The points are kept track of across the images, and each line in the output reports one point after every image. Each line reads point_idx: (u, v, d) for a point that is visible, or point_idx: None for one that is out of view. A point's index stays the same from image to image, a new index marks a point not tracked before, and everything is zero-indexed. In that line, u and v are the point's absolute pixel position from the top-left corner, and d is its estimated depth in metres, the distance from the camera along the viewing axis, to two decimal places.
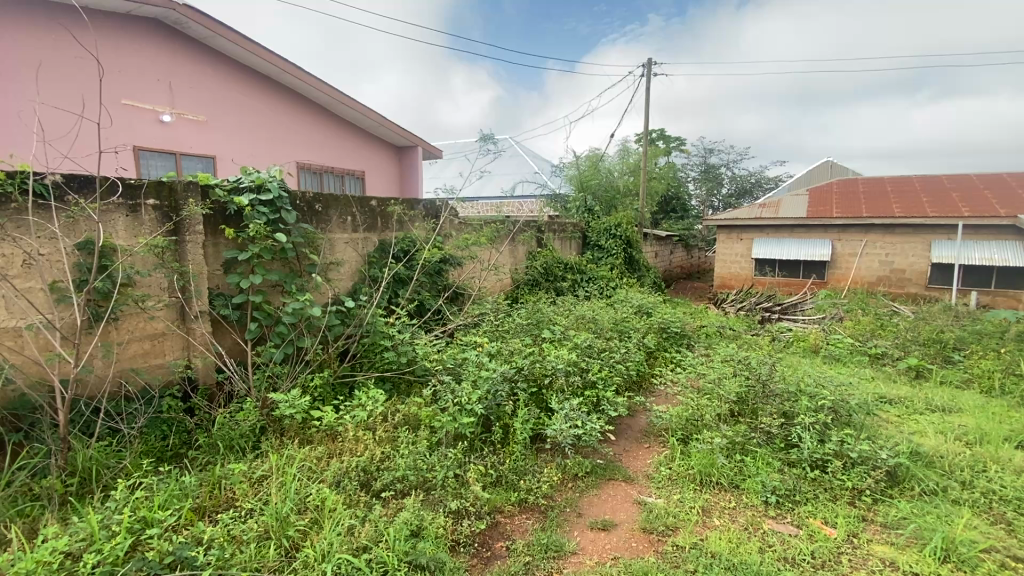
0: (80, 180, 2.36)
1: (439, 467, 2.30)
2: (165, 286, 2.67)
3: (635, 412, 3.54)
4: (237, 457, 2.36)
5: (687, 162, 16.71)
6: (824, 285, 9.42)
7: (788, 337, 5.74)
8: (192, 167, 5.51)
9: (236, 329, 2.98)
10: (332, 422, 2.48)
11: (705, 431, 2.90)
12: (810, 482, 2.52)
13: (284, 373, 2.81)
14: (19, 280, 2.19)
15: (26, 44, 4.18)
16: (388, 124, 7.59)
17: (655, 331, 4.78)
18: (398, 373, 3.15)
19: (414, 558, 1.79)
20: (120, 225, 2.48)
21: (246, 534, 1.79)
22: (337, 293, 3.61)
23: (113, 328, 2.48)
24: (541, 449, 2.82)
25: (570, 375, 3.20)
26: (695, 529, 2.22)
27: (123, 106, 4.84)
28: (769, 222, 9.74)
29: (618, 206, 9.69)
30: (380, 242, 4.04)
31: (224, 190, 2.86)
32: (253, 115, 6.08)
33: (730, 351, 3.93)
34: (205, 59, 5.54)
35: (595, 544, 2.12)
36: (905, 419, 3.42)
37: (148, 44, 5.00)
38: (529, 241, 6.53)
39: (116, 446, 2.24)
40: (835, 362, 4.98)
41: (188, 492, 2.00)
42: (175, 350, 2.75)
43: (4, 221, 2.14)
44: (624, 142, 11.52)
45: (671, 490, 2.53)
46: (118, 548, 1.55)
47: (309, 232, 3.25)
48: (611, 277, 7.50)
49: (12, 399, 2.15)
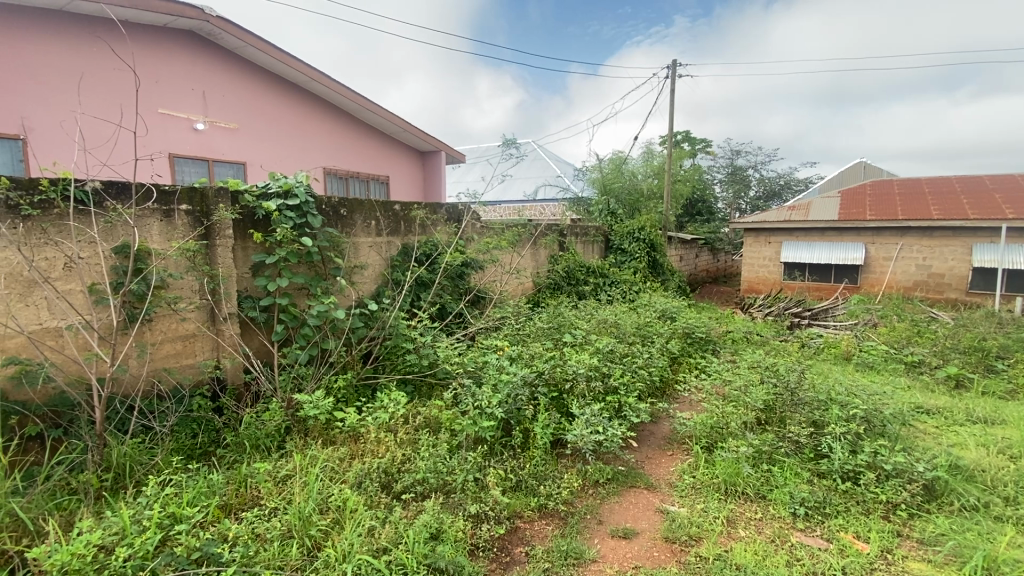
0: (118, 187, 2.45)
1: (459, 470, 2.31)
2: (195, 289, 2.76)
3: (658, 419, 3.49)
4: (263, 456, 2.41)
5: (712, 164, 16.46)
6: (857, 290, 9.13)
7: (817, 344, 5.58)
8: (223, 173, 5.70)
9: (263, 330, 3.06)
10: (355, 423, 2.52)
11: (730, 440, 2.83)
12: (841, 494, 2.43)
13: (309, 375, 2.88)
14: (61, 282, 2.30)
15: (67, 56, 4.38)
16: (413, 130, 7.69)
17: (678, 336, 4.68)
18: (419, 375, 3.19)
19: (433, 561, 1.79)
20: (154, 229, 2.57)
21: (269, 533, 1.82)
22: (360, 296, 3.66)
23: (148, 329, 2.58)
24: (561, 454, 2.79)
25: (592, 381, 3.16)
26: (719, 540, 2.16)
27: (159, 114, 5.02)
28: (798, 224, 9.50)
29: (641, 209, 9.61)
30: (403, 245, 4.09)
31: (252, 195, 2.95)
32: (281, 122, 6.24)
33: (757, 358, 3.82)
34: (236, 68, 5.70)
35: (615, 552, 2.08)
36: (943, 431, 3.27)
37: (183, 55, 5.18)
38: (551, 245, 6.52)
39: (148, 443, 2.31)
40: (867, 370, 4.79)
41: (216, 489, 2.05)
42: (205, 351, 2.83)
43: (47, 226, 2.24)
44: (649, 145, 11.39)
45: (694, 499, 2.48)
46: (149, 543, 1.60)
47: (334, 236, 3.32)
48: (634, 281, 7.43)
49: (53, 396, 2.25)
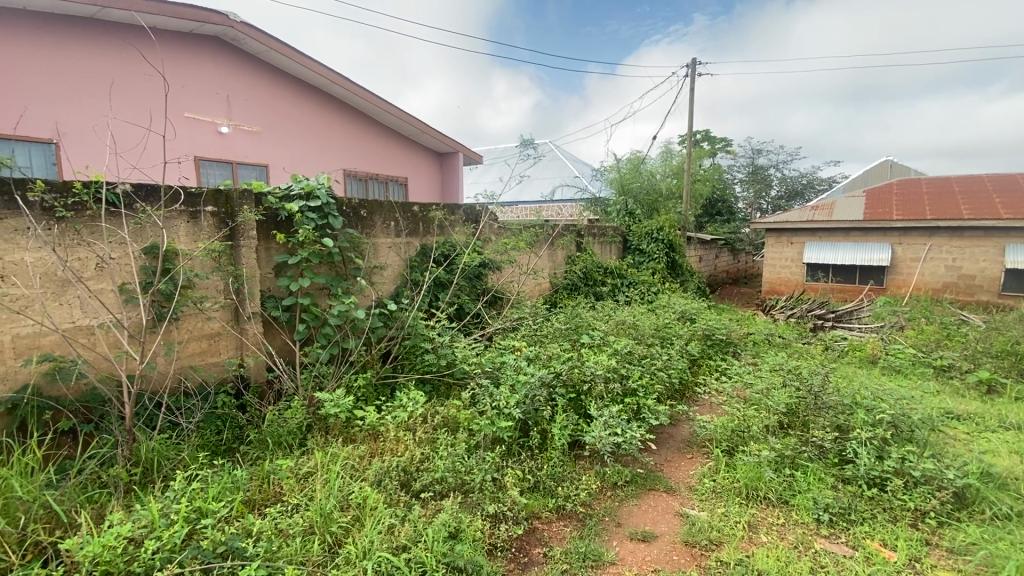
0: (147, 189, 2.52)
1: (477, 470, 2.33)
2: (221, 288, 2.82)
3: (677, 421, 3.45)
4: (285, 453, 2.45)
5: (733, 163, 16.23)
6: (883, 291, 8.91)
7: (842, 347, 5.46)
8: (247, 175, 5.82)
9: (286, 329, 3.12)
10: (374, 422, 2.55)
11: (751, 443, 2.79)
12: (867, 501, 2.37)
13: (330, 374, 2.92)
14: (93, 282, 2.38)
15: (99, 62, 4.52)
16: (431, 132, 7.75)
17: (698, 338, 4.62)
18: (437, 374, 3.21)
19: (452, 560, 1.80)
20: (181, 231, 2.64)
21: (292, 529, 1.85)
22: (380, 296, 3.70)
23: (175, 328, 2.64)
24: (579, 456, 2.78)
25: (610, 382, 3.14)
26: (740, 545, 2.13)
27: (186, 118, 5.15)
28: (821, 224, 9.30)
29: (659, 209, 9.53)
30: (422, 246, 4.12)
31: (275, 197, 3.00)
32: (302, 125, 6.35)
33: (779, 360, 3.76)
34: (259, 72, 5.82)
35: (634, 555, 2.07)
36: (975, 437, 3.17)
37: (208, 60, 5.30)
38: (569, 245, 6.50)
39: (175, 439, 2.37)
40: (894, 374, 4.67)
41: (240, 485, 2.09)
42: (229, 349, 2.90)
43: (80, 227, 2.32)
44: (668, 144, 11.28)
45: (714, 503, 2.44)
46: (177, 536, 1.65)
47: (355, 237, 3.36)
48: (653, 282, 7.37)
49: (85, 392, 2.32)
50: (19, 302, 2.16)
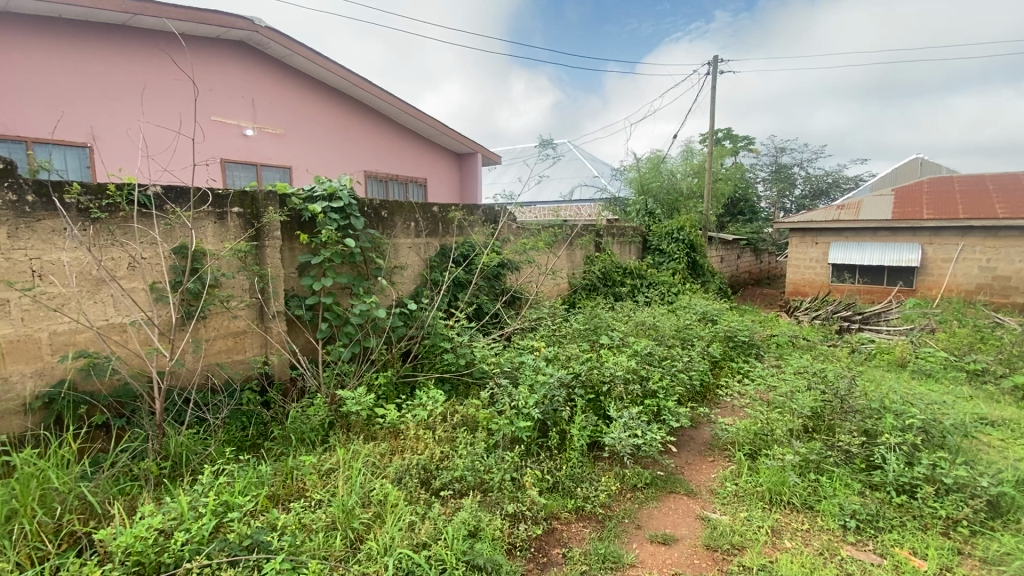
0: (177, 191, 2.59)
1: (497, 470, 2.34)
2: (246, 288, 2.89)
3: (698, 424, 3.41)
4: (308, 449, 2.49)
5: (755, 162, 15.97)
6: (912, 293, 8.65)
7: (869, 350, 5.32)
8: (271, 177, 5.93)
9: (309, 328, 3.17)
10: (395, 420, 2.58)
11: (775, 447, 2.74)
12: (895, 508, 2.31)
13: (351, 372, 2.96)
14: (126, 281, 2.46)
15: (131, 68, 4.66)
16: (450, 133, 7.78)
17: (719, 340, 4.56)
18: (456, 373, 3.23)
19: (472, 559, 1.81)
20: (209, 231, 2.71)
21: (315, 524, 1.88)
22: (400, 296, 3.74)
23: (202, 326, 2.72)
24: (598, 457, 2.76)
25: (629, 383, 3.11)
26: (764, 550, 2.09)
27: (213, 122, 5.27)
28: (847, 224, 9.08)
29: (680, 209, 9.43)
30: (441, 246, 4.15)
31: (299, 198, 3.06)
32: (324, 127, 6.44)
33: (804, 363, 3.68)
34: (283, 75, 5.92)
35: (655, 558, 2.06)
36: (1010, 444, 3.06)
37: (234, 64, 5.42)
38: (588, 245, 6.47)
39: (202, 434, 2.43)
40: (924, 378, 4.53)
41: (264, 480, 2.13)
42: (254, 347, 2.96)
43: (114, 227, 2.40)
44: (688, 143, 11.15)
45: (736, 507, 2.41)
46: (205, 529, 1.69)
47: (376, 237, 3.40)
48: (673, 282, 7.29)
49: (118, 387, 2.40)
50: (56, 300, 2.24)
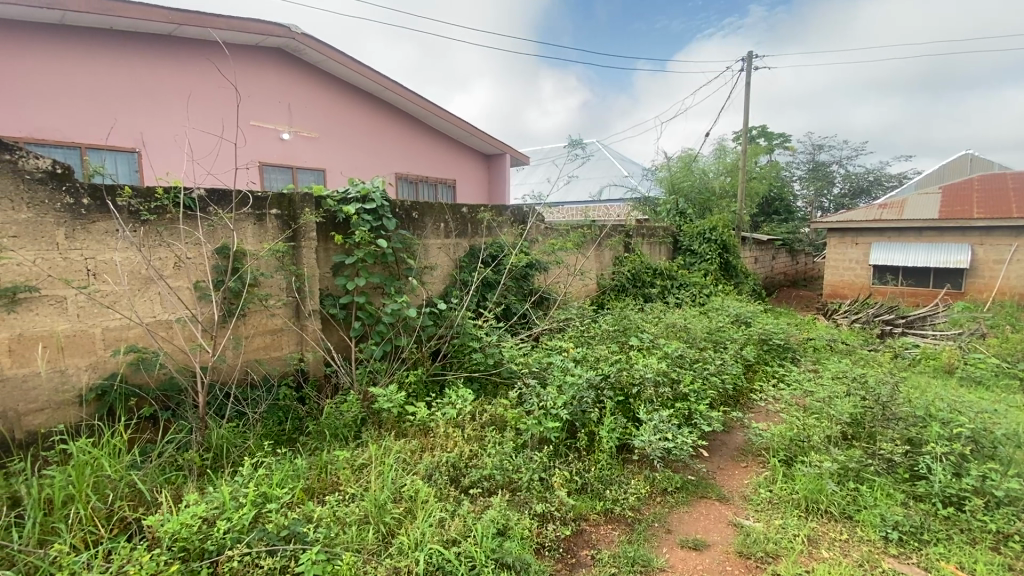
0: (219, 194, 2.70)
1: (525, 470, 2.36)
2: (283, 287, 2.99)
3: (731, 428, 3.34)
4: (341, 444, 2.55)
5: (792, 160, 15.52)
6: (961, 296, 8.27)
7: (913, 355, 5.11)
8: (306, 179, 6.10)
9: (342, 326, 3.25)
10: (425, 418, 2.62)
11: (812, 454, 2.65)
12: (941, 520, 2.22)
13: (383, 370, 3.03)
14: (172, 279, 2.57)
15: (177, 76, 4.87)
16: (478, 133, 7.82)
17: (754, 343, 4.45)
18: (485, 373, 3.26)
19: (501, 557, 1.82)
20: (249, 232, 2.81)
21: (349, 517, 1.93)
22: (430, 296, 3.79)
23: (242, 323, 2.82)
24: (628, 459, 2.74)
25: (660, 386, 3.07)
26: (799, 559, 2.04)
27: (251, 126, 5.46)
28: (890, 224, 8.71)
29: (712, 208, 9.23)
30: (471, 247, 4.19)
31: (334, 200, 3.14)
32: (356, 130, 6.58)
33: (843, 368, 3.56)
34: (317, 80, 6.08)
35: (685, 563, 2.03)
36: None
37: (272, 70, 5.59)
38: (617, 246, 6.40)
39: (242, 428, 2.52)
40: (974, 385, 4.31)
41: (300, 473, 2.20)
42: (290, 344, 3.06)
43: (161, 228, 2.52)
44: (721, 141, 10.91)
45: (771, 514, 2.35)
46: (245, 519, 1.76)
47: (407, 238, 3.46)
48: (705, 284, 7.15)
49: (164, 381, 2.51)
50: (108, 298, 2.36)
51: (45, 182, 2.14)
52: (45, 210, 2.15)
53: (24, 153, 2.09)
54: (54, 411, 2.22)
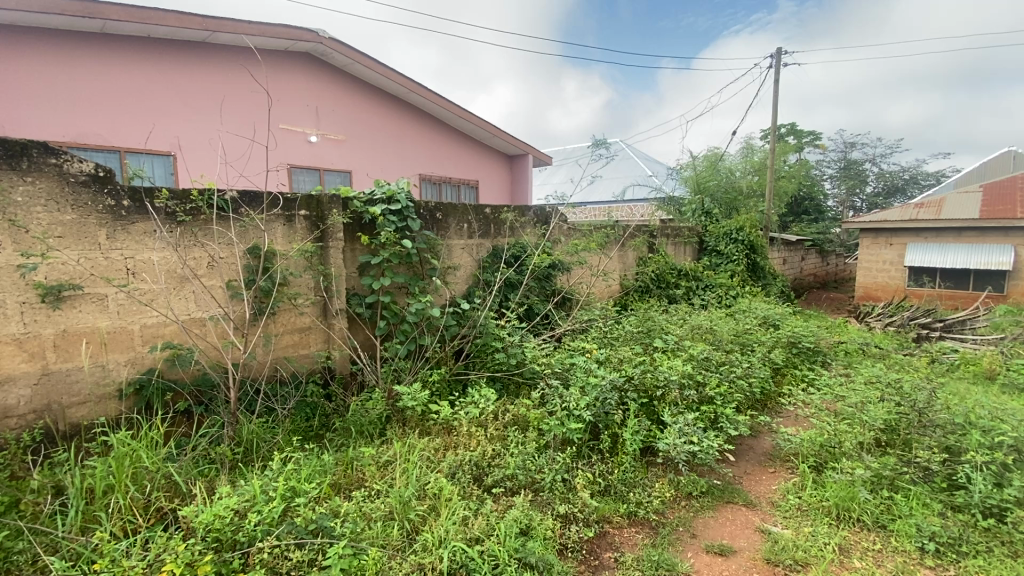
0: (251, 196, 2.78)
1: (548, 470, 2.36)
2: (311, 287, 3.05)
3: (758, 433, 3.28)
4: (366, 441, 2.59)
5: (822, 158, 15.11)
6: (1003, 299, 7.92)
7: (952, 360, 4.92)
8: (333, 181, 6.21)
9: (368, 325, 3.30)
10: (448, 417, 2.64)
11: (843, 460, 2.58)
12: (981, 532, 2.13)
13: (407, 369, 3.07)
14: (206, 278, 2.66)
15: (211, 81, 5.02)
16: (501, 134, 7.85)
17: (782, 345, 4.35)
18: (508, 373, 3.27)
19: (524, 557, 1.83)
20: (279, 233, 2.89)
21: (374, 513, 1.96)
22: (453, 296, 3.82)
23: (271, 321, 2.89)
24: (651, 462, 2.72)
25: (685, 389, 3.03)
26: (830, 568, 1.99)
27: (281, 130, 5.59)
28: (927, 224, 8.39)
29: (739, 208, 9.04)
30: (493, 247, 4.20)
31: (360, 201, 3.19)
32: (381, 132, 6.67)
33: (877, 372, 3.46)
34: (344, 83, 6.19)
35: (710, 568, 2.00)
36: None
37: (300, 74, 5.72)
38: (641, 246, 6.33)
39: (271, 423, 2.59)
40: (1017, 392, 4.11)
41: (327, 469, 2.25)
42: (317, 342, 3.12)
43: (196, 229, 2.60)
44: (749, 140, 10.69)
45: (800, 522, 2.29)
46: (275, 511, 1.80)
47: (431, 239, 3.49)
48: (731, 285, 7.01)
49: (197, 376, 2.59)
50: (147, 296, 2.45)
51: (89, 185, 2.23)
52: (89, 211, 2.24)
53: (69, 157, 2.18)
54: (96, 404, 2.32)
